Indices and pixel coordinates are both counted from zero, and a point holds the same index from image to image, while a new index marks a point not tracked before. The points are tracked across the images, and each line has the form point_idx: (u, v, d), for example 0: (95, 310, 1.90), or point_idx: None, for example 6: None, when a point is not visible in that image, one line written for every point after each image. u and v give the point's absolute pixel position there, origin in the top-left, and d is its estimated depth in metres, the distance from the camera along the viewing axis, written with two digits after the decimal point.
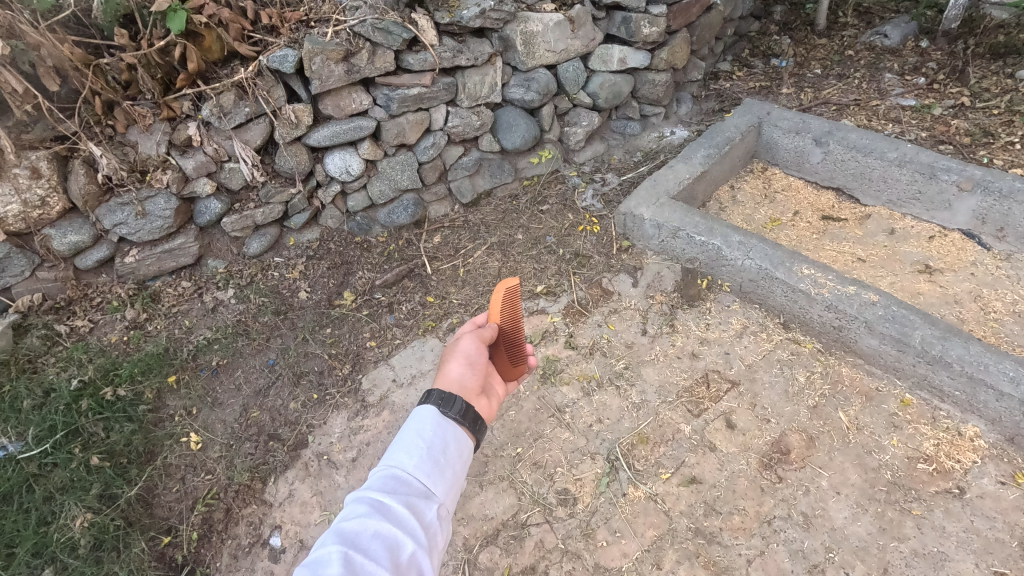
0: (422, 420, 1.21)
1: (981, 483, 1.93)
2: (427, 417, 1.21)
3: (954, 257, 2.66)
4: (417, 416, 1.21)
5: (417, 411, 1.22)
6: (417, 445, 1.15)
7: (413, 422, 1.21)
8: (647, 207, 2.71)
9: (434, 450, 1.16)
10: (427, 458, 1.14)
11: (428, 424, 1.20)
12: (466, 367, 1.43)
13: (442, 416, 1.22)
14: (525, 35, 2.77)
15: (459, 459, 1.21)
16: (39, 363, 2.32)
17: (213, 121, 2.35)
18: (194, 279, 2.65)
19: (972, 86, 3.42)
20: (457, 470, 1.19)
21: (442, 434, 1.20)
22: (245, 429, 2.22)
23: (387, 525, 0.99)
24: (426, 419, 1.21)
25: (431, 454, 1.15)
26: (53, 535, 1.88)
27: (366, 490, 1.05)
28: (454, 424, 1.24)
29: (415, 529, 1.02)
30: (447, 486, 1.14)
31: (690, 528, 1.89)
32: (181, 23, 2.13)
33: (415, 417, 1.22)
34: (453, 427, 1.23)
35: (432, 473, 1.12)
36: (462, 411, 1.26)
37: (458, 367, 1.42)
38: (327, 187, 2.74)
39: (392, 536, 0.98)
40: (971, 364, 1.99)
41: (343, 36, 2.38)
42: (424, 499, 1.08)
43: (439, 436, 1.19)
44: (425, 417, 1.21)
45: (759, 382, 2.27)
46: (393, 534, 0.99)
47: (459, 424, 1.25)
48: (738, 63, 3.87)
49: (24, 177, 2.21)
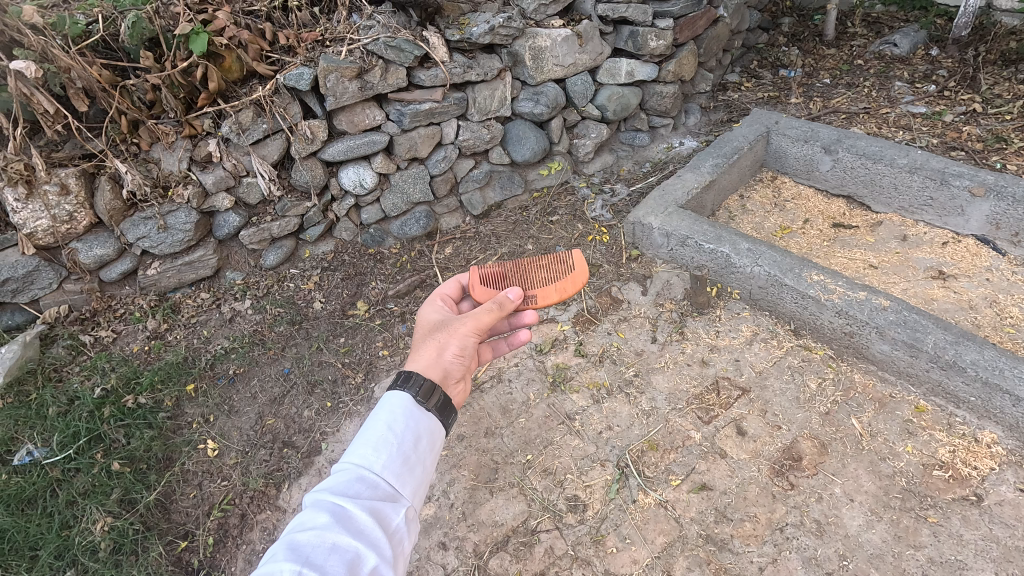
0: (394, 409, 1.24)
1: (1000, 490, 1.89)
2: (399, 405, 1.25)
3: (968, 263, 2.64)
4: (389, 405, 1.25)
5: (388, 396, 1.26)
6: (387, 442, 1.18)
7: (383, 412, 1.23)
8: (656, 216, 2.73)
9: (404, 448, 1.19)
10: (396, 457, 1.17)
11: (399, 416, 1.24)
12: (457, 358, 1.45)
13: (414, 404, 1.27)
14: (533, 51, 2.84)
15: (429, 451, 1.26)
16: (64, 372, 2.39)
17: (232, 137, 2.45)
18: (213, 290, 2.72)
19: (984, 92, 3.41)
20: (427, 466, 1.23)
21: (414, 426, 1.24)
22: (260, 436, 2.27)
23: (347, 538, 1.00)
24: (397, 408, 1.24)
25: (400, 452, 1.18)
26: (75, 538, 1.94)
27: (326, 497, 1.06)
28: (428, 415, 1.29)
29: (378, 539, 1.04)
30: (415, 486, 1.18)
31: (701, 535, 1.88)
32: (203, 44, 2.25)
33: (385, 405, 1.25)
34: (426, 418, 1.27)
35: (400, 474, 1.16)
36: (429, 395, 1.30)
37: (450, 357, 1.44)
38: (342, 200, 2.81)
39: (351, 549, 0.99)
40: (985, 368, 1.97)
41: (356, 55, 2.48)
42: (388, 504, 1.11)
43: (410, 430, 1.23)
44: (398, 406, 1.25)
45: (770, 389, 2.26)
46: (352, 547, 0.99)
47: (432, 415, 1.29)
48: (746, 74, 3.90)
49: (53, 194, 2.30)
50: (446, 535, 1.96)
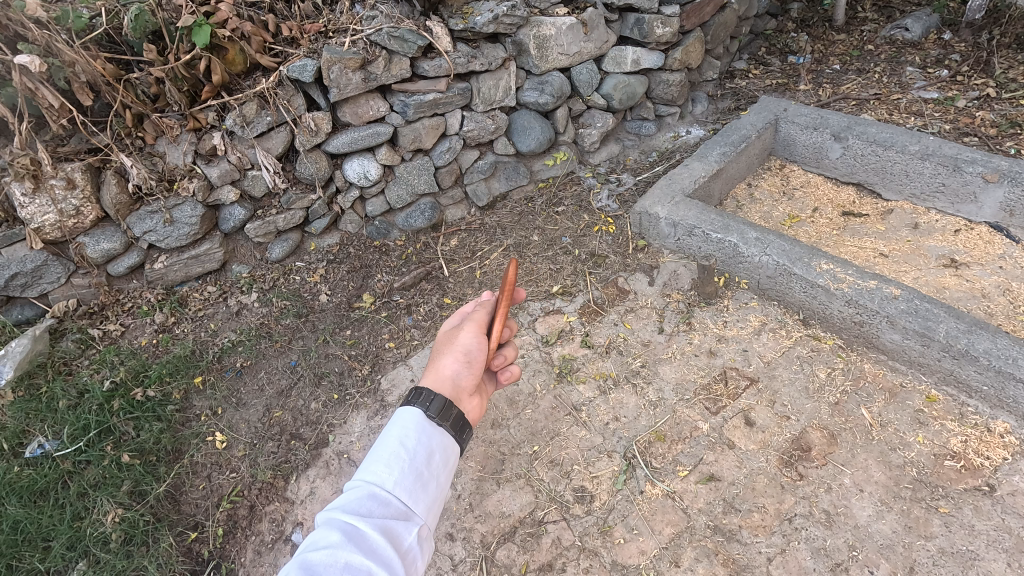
0: (406, 425, 1.24)
1: (1014, 480, 1.87)
2: (411, 420, 1.25)
3: (981, 250, 2.60)
4: (402, 420, 1.25)
5: (401, 412, 1.26)
6: (399, 459, 1.17)
7: (396, 428, 1.23)
8: (663, 205, 2.70)
9: (417, 463, 1.19)
10: (409, 474, 1.16)
11: (412, 431, 1.24)
12: (463, 364, 1.46)
13: (427, 420, 1.27)
14: (538, 40, 2.81)
15: (442, 467, 1.25)
16: (74, 366, 2.41)
17: (236, 130, 2.44)
18: (219, 284, 2.73)
19: (998, 77, 3.34)
20: (440, 483, 1.22)
21: (427, 441, 1.24)
22: (268, 428, 2.27)
23: (359, 556, 0.99)
24: (409, 424, 1.24)
25: (413, 468, 1.18)
26: (87, 530, 1.96)
27: (338, 515, 1.06)
28: (442, 431, 1.28)
29: (390, 558, 1.02)
30: (428, 503, 1.17)
31: (709, 525, 1.87)
32: (206, 36, 2.23)
33: (398, 421, 1.25)
34: (439, 433, 1.27)
35: (413, 490, 1.15)
36: (443, 412, 1.29)
37: (454, 364, 1.45)
38: (346, 192, 2.80)
39: (363, 569, 0.98)
40: (998, 357, 1.95)
41: (360, 45, 2.46)
42: (402, 523, 1.10)
43: (423, 445, 1.23)
44: (410, 422, 1.25)
45: (779, 379, 2.24)
46: (363, 565, 0.98)
47: (446, 430, 1.29)
48: (754, 61, 3.85)
49: (60, 188, 2.30)
50: (453, 526, 1.96)
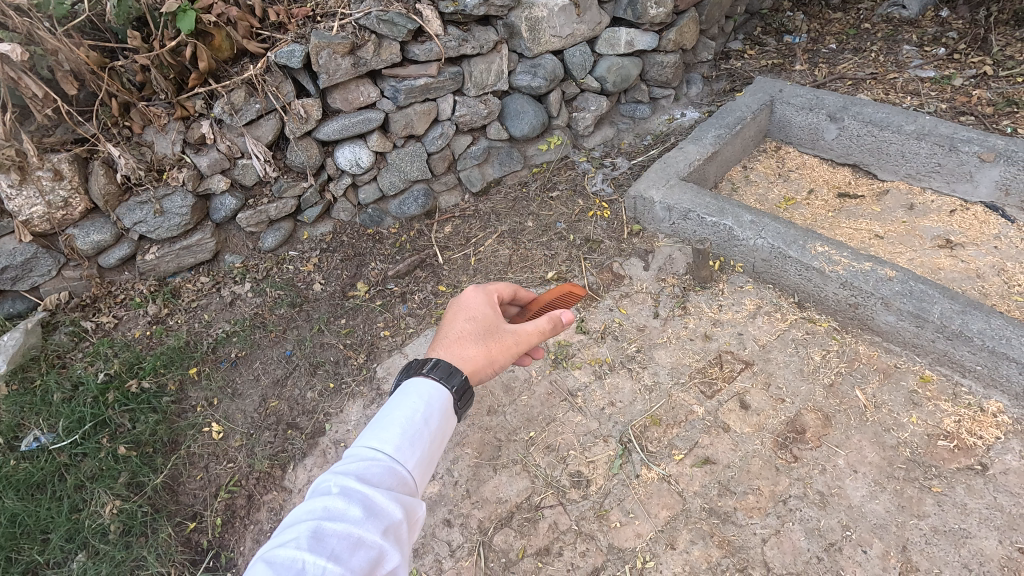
0: (427, 401, 1.21)
1: (1006, 459, 1.89)
2: (433, 397, 1.23)
3: (977, 230, 2.59)
4: (423, 394, 1.22)
5: (424, 385, 1.23)
6: (418, 436, 1.15)
7: (416, 401, 1.21)
8: (658, 189, 2.68)
9: (432, 442, 1.18)
10: (425, 453, 1.15)
11: (432, 409, 1.21)
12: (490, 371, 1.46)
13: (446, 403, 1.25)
14: (530, 22, 2.75)
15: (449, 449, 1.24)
16: (68, 359, 2.40)
17: (225, 118, 2.41)
18: (212, 274, 2.71)
19: (995, 55, 3.31)
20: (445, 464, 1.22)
21: (441, 422, 1.23)
22: (264, 419, 2.27)
23: (375, 535, 0.97)
24: (431, 401, 1.22)
25: (428, 448, 1.16)
26: (85, 521, 1.97)
27: (355, 484, 1.02)
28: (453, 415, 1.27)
29: (400, 538, 1.01)
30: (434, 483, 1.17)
31: (704, 508, 1.89)
32: (191, 22, 2.18)
33: (419, 395, 1.22)
34: (452, 421, 1.26)
35: (424, 470, 1.14)
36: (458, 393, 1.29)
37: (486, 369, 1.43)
38: (338, 179, 2.77)
39: (377, 549, 0.96)
40: (992, 337, 1.95)
41: (348, 30, 2.43)
42: (412, 497, 1.09)
43: (438, 425, 1.21)
44: (431, 399, 1.22)
45: (774, 362, 2.24)
46: (378, 545, 0.96)
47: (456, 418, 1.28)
48: (749, 41, 3.80)
49: (47, 180, 2.28)
50: (451, 513, 1.97)
